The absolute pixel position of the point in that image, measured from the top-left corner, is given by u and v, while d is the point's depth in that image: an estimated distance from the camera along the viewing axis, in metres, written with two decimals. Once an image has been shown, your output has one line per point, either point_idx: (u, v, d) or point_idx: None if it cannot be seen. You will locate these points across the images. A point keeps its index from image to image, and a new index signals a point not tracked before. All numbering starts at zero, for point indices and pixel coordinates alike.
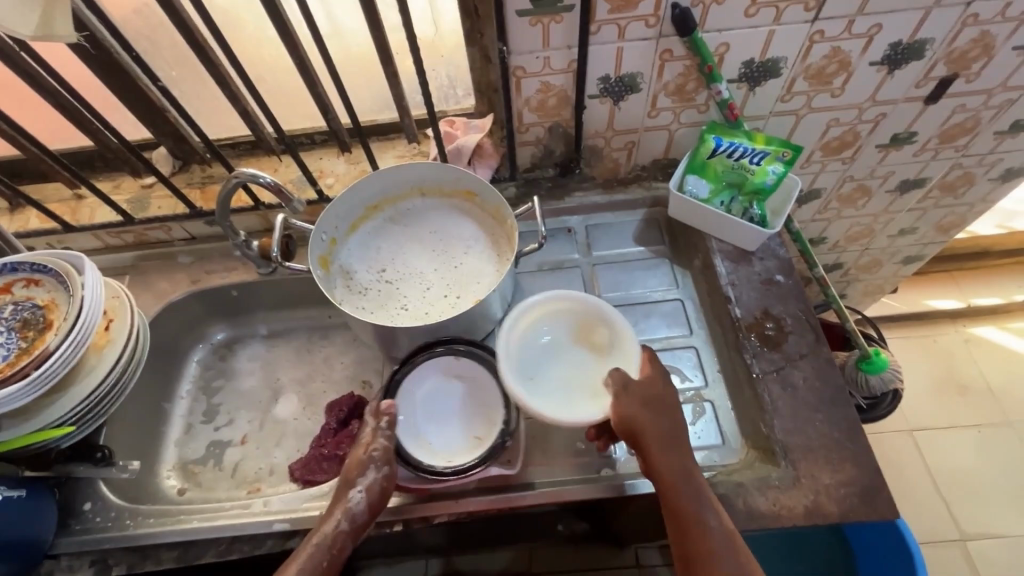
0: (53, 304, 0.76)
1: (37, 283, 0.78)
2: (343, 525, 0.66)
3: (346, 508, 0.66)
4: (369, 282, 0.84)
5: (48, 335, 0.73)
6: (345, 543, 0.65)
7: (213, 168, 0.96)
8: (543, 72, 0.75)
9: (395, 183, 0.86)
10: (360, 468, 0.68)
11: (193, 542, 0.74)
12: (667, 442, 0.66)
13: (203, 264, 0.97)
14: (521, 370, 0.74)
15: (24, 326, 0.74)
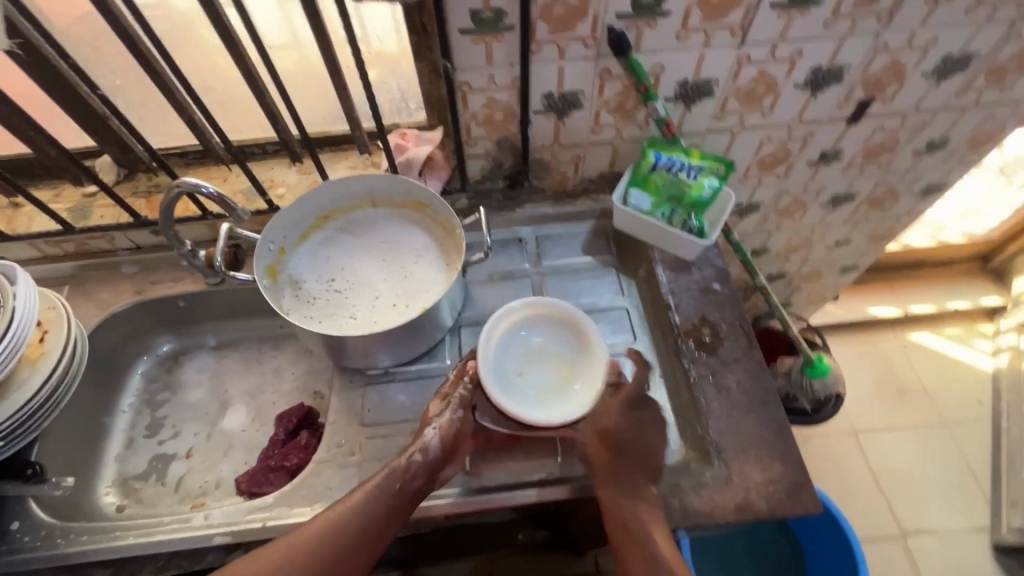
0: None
1: None
2: (417, 459, 0.70)
3: (422, 445, 0.71)
4: (317, 292, 0.84)
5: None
6: (417, 481, 0.70)
7: (159, 178, 0.95)
8: (489, 88, 0.78)
9: (346, 193, 0.87)
10: (437, 412, 0.75)
11: (128, 559, 0.72)
12: (624, 474, 0.72)
13: (148, 274, 0.95)
14: (500, 350, 0.79)
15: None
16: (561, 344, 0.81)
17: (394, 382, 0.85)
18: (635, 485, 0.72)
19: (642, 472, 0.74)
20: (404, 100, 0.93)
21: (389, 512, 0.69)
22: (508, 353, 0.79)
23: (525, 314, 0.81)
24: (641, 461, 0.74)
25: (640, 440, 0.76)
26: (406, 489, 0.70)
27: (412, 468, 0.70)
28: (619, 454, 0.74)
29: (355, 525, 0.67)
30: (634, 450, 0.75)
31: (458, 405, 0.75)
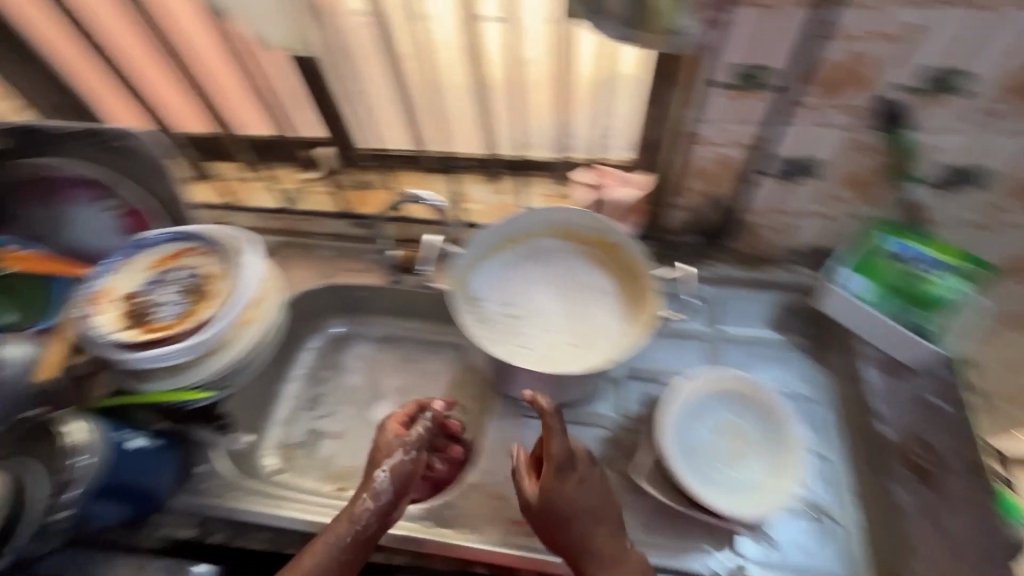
0: (216, 277, 0.82)
1: (206, 254, 0.85)
2: (369, 505, 0.67)
3: (368, 487, 0.69)
4: (493, 313, 0.83)
5: (209, 307, 0.79)
6: (372, 525, 0.67)
7: (367, 175, 1.00)
8: (722, 144, 0.73)
9: (538, 221, 0.87)
10: (389, 449, 0.73)
11: (284, 529, 0.77)
12: (584, 546, 0.63)
13: (339, 260, 1.02)
14: (686, 423, 0.75)
15: (188, 291, 0.81)
16: (750, 425, 0.75)
17: None
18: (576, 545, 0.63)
19: (586, 538, 0.63)
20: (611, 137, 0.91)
21: (335, 558, 0.65)
22: (692, 426, 0.75)
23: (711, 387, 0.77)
24: (587, 531, 0.63)
25: (580, 498, 0.64)
26: (368, 530, 0.67)
27: (362, 509, 0.67)
28: (574, 524, 0.63)
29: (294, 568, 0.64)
30: (578, 514, 0.64)
31: (416, 442, 0.74)
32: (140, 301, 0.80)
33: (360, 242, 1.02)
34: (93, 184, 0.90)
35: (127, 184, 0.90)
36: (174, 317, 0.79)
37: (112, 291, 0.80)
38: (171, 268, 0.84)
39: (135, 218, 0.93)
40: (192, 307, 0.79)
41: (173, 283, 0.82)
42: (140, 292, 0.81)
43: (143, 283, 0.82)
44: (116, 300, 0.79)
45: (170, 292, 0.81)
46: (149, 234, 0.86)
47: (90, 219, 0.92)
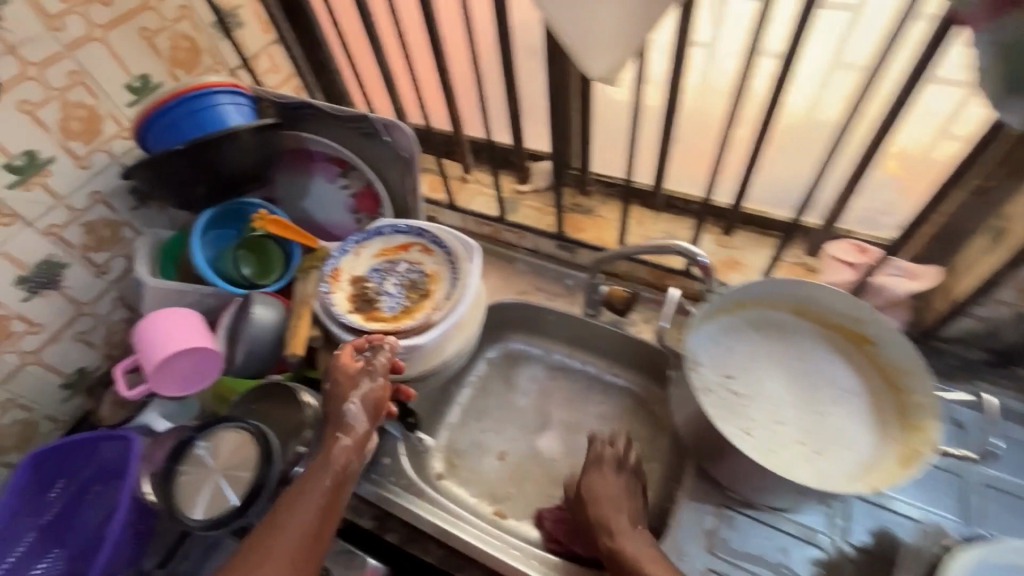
0: (436, 278, 0.83)
1: (430, 253, 0.86)
2: (346, 443, 0.65)
3: (341, 425, 0.66)
4: (713, 384, 0.74)
5: (427, 309, 0.80)
6: (351, 462, 0.65)
7: (583, 199, 0.99)
8: None
9: (783, 292, 0.77)
10: (353, 382, 0.68)
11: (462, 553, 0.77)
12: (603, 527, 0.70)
13: (536, 278, 1.01)
14: None
15: (410, 288, 0.83)
16: None
17: (755, 522, 0.72)
18: (630, 562, 0.66)
19: (611, 524, 0.71)
20: (883, 214, 0.80)
21: (321, 506, 0.62)
22: None
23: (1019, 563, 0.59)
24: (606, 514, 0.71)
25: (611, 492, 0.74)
26: (346, 468, 0.64)
27: (341, 449, 0.65)
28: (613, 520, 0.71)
29: (291, 513, 0.60)
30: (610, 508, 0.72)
31: (375, 372, 0.69)
32: (367, 288, 0.83)
33: (562, 264, 1.00)
34: (338, 162, 0.98)
35: (365, 168, 0.96)
36: (396, 311, 0.81)
37: (344, 272, 0.84)
38: (397, 260, 0.86)
39: (365, 198, 1.00)
40: (411, 306, 0.81)
41: (396, 275, 0.84)
42: (366, 279, 0.84)
43: (371, 270, 0.85)
44: (347, 282, 0.83)
45: (393, 284, 0.83)
46: (382, 222, 0.88)
47: (325, 191, 1.01)
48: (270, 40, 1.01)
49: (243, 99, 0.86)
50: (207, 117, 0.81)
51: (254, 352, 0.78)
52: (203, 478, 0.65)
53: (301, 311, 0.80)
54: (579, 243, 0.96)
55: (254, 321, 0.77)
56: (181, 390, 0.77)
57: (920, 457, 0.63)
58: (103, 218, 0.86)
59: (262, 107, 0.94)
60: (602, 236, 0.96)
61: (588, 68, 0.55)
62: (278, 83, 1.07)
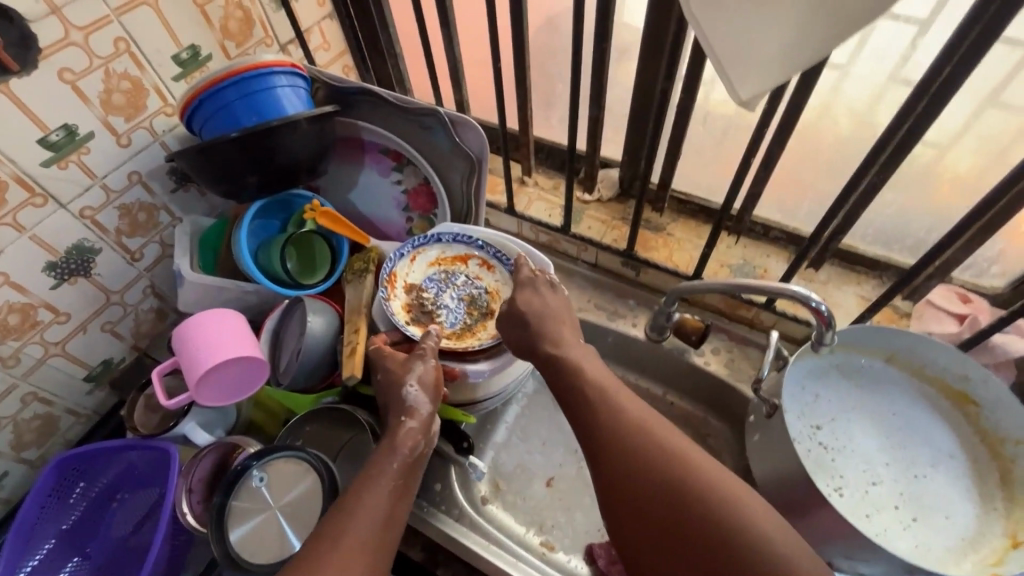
0: (497, 296, 0.78)
1: (490, 267, 0.79)
2: (410, 424, 0.58)
3: (403, 410, 0.60)
4: (800, 435, 0.69)
5: (489, 330, 0.76)
6: (420, 444, 0.58)
7: (653, 216, 0.92)
8: None
9: (881, 340, 0.71)
10: (405, 367, 0.63)
11: None
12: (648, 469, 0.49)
13: (595, 294, 0.94)
14: None
15: (470, 303, 0.78)
16: None
17: None
18: (575, 370, 0.59)
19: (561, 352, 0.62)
20: (988, 261, 0.75)
21: (392, 491, 0.53)
22: None
23: None
24: (612, 399, 0.55)
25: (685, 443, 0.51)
26: (415, 450, 0.57)
27: (406, 432, 0.58)
28: (588, 375, 0.58)
29: (362, 499, 0.51)
30: (682, 455, 0.50)
31: (426, 355, 0.64)
32: (424, 301, 0.77)
33: (623, 281, 0.94)
34: (393, 155, 0.91)
35: (423, 163, 0.89)
36: (457, 329, 0.76)
37: (400, 278, 0.78)
38: (455, 271, 0.79)
39: (420, 196, 0.93)
40: (473, 324, 0.76)
41: (453, 289, 0.79)
42: (423, 288, 0.78)
43: (427, 279, 0.79)
44: (402, 290, 0.77)
45: (452, 298, 0.78)
46: (438, 227, 0.79)
47: (376, 185, 0.94)
48: (325, 14, 0.92)
49: (301, 80, 0.78)
50: (262, 101, 0.73)
51: (305, 367, 0.71)
52: (261, 514, 0.59)
53: (357, 321, 0.72)
54: (647, 263, 0.88)
55: (307, 333, 0.70)
56: (223, 399, 0.70)
57: None
58: (140, 201, 0.78)
59: (314, 89, 0.88)
60: (672, 257, 0.89)
61: (732, 92, 0.50)
62: (327, 60, 0.98)
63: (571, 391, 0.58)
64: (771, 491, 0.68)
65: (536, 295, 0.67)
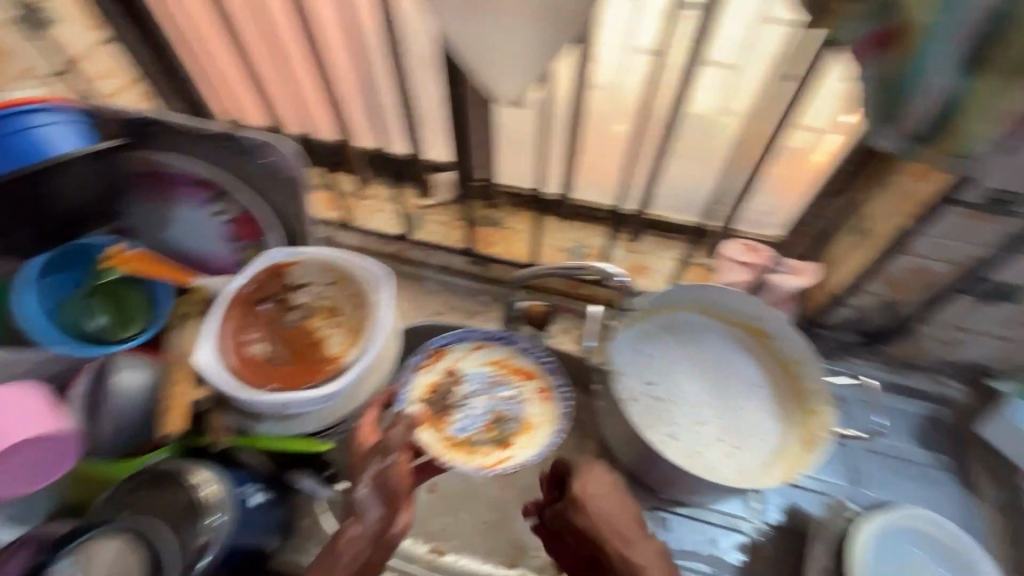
0: (531, 429, 0.76)
1: (536, 384, 0.79)
2: (353, 528, 0.58)
3: (353, 507, 0.60)
4: (638, 392, 0.77)
5: (490, 456, 0.74)
6: (363, 553, 0.57)
7: (492, 212, 0.95)
8: (930, 256, 0.68)
9: (693, 296, 0.80)
10: (364, 464, 0.63)
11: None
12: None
13: (450, 296, 0.95)
14: None
15: (494, 422, 0.76)
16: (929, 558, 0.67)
17: (687, 520, 0.76)
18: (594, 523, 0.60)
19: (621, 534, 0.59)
20: (767, 215, 0.85)
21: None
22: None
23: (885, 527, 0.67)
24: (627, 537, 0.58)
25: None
26: (359, 557, 0.57)
27: (347, 539, 0.57)
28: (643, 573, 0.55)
29: None
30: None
31: (388, 449, 0.63)
32: (455, 388, 0.79)
33: (474, 280, 0.95)
34: (206, 185, 0.82)
35: (242, 189, 0.82)
36: (468, 433, 0.75)
37: (450, 357, 0.81)
38: (509, 381, 0.80)
39: (245, 223, 0.84)
40: (479, 440, 0.75)
41: (491, 397, 0.78)
42: (464, 380, 0.80)
43: (474, 375, 0.80)
44: (443, 370, 0.80)
45: (482, 405, 0.77)
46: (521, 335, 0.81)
47: (191, 220, 0.85)
48: (100, 38, 0.82)
49: (72, 114, 0.73)
50: (24, 139, 0.70)
51: (122, 429, 0.65)
52: None
53: (178, 375, 0.66)
54: (491, 258, 0.94)
55: (116, 391, 0.64)
56: (26, 486, 0.61)
57: (817, 440, 0.71)
58: None
59: (96, 120, 0.78)
60: (512, 249, 0.95)
61: (497, 92, 0.53)
62: (115, 89, 0.87)
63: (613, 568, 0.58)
64: (623, 448, 0.74)
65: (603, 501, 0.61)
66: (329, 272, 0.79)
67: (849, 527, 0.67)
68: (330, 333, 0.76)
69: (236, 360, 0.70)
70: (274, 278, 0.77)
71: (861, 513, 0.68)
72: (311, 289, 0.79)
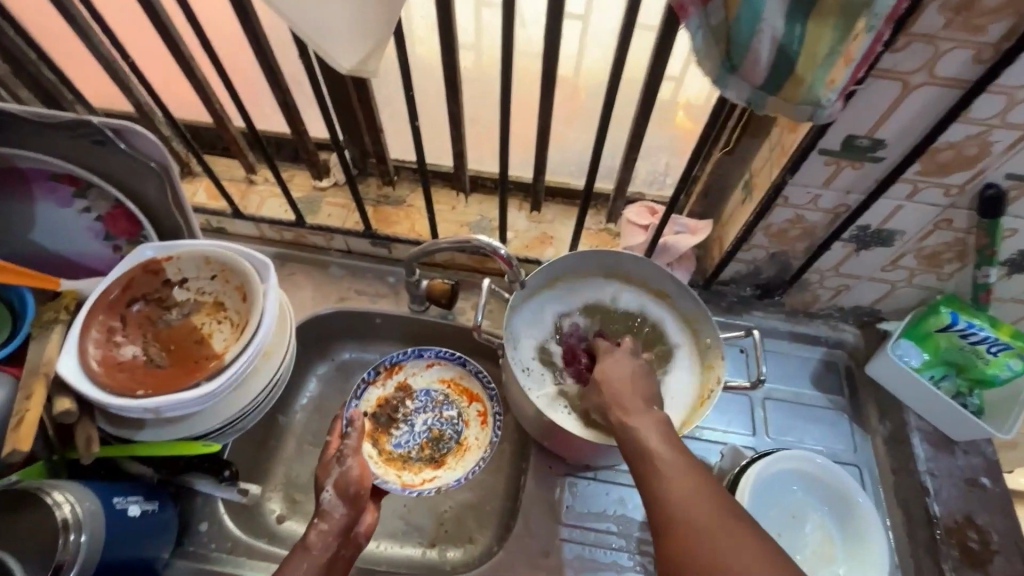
0: (464, 451, 0.81)
1: (474, 408, 0.84)
2: (320, 525, 0.63)
3: (318, 512, 0.65)
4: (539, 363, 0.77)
5: (418, 474, 0.80)
6: (330, 547, 0.62)
7: (392, 190, 0.92)
8: (804, 206, 0.69)
9: (590, 264, 0.80)
10: (326, 471, 0.68)
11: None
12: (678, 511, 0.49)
13: (354, 280, 0.91)
14: (778, 524, 0.68)
15: (431, 441, 0.82)
16: (814, 497, 0.70)
17: (594, 482, 0.77)
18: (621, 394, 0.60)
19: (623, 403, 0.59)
20: (664, 174, 0.91)
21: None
22: (782, 519, 0.68)
23: (774, 471, 0.69)
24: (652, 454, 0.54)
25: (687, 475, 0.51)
26: (328, 552, 0.62)
27: (317, 534, 0.63)
28: (657, 453, 0.53)
29: None
30: (697, 509, 0.48)
31: (348, 454, 0.68)
32: (403, 404, 0.84)
33: (381, 261, 0.92)
34: (68, 180, 0.76)
35: (107, 186, 0.76)
36: (406, 449, 0.82)
37: (402, 373, 0.85)
38: (453, 403, 0.85)
39: (119, 219, 0.80)
40: (413, 456, 0.81)
41: (432, 416, 0.84)
42: (414, 395, 0.85)
43: (425, 392, 0.85)
44: (396, 385, 0.85)
45: (423, 424, 0.83)
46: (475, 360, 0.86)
47: (59, 217, 0.79)
48: None
49: None
50: None
51: None
52: None
53: (31, 385, 0.60)
54: (392, 238, 0.89)
55: None
56: None
57: (711, 395, 0.71)
58: None
59: None
60: (415, 227, 0.90)
61: (335, 62, 0.50)
62: None
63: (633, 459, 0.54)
64: (526, 417, 0.74)
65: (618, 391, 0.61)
66: (209, 266, 0.74)
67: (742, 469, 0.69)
68: (215, 330, 0.72)
69: (105, 366, 0.65)
70: (148, 276, 0.72)
71: (753, 456, 0.71)
72: (192, 285, 0.74)
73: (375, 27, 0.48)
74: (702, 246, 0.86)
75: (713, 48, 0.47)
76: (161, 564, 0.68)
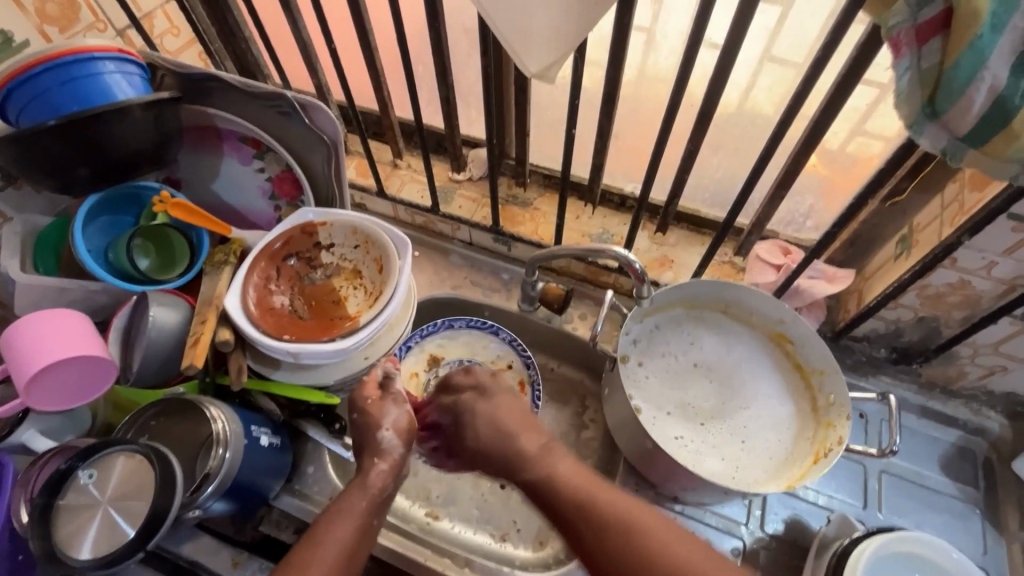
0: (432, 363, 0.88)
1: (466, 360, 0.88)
2: (382, 466, 0.63)
3: (375, 450, 0.64)
4: (646, 380, 0.77)
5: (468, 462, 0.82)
6: (388, 486, 0.63)
7: (520, 192, 0.95)
8: (973, 272, 0.64)
9: (714, 293, 0.78)
10: (381, 410, 0.67)
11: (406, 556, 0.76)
12: (604, 537, 0.56)
13: (470, 271, 0.96)
14: None
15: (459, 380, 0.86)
16: None
17: (680, 517, 0.74)
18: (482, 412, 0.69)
19: (521, 453, 0.64)
20: (804, 216, 0.86)
21: (356, 527, 0.58)
22: None
23: (887, 551, 0.63)
24: (520, 443, 0.65)
25: (608, 498, 0.58)
26: (383, 492, 0.62)
27: (376, 473, 0.63)
28: (567, 480, 0.60)
29: (328, 531, 0.57)
30: (634, 518, 0.56)
31: (399, 399, 0.68)
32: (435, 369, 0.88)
33: (496, 256, 0.96)
34: (252, 142, 0.86)
35: (281, 150, 0.85)
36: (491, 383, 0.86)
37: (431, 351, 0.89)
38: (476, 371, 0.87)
39: (284, 182, 0.89)
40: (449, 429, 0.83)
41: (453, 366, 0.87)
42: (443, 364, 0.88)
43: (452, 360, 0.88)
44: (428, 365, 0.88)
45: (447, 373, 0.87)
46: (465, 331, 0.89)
47: (237, 174, 0.89)
48: None
49: (133, 67, 0.72)
50: (87, 87, 0.67)
51: (150, 363, 0.70)
52: (93, 515, 0.58)
53: (205, 313, 0.70)
54: (515, 238, 0.92)
55: (152, 324, 0.68)
56: (65, 404, 0.67)
57: (829, 453, 0.68)
58: None
59: (158, 76, 0.81)
60: (538, 230, 0.93)
61: (524, 65, 0.53)
62: (178, 47, 0.95)
63: (557, 505, 0.59)
64: (624, 434, 0.73)
65: (486, 414, 0.69)
66: (355, 235, 0.80)
67: (852, 543, 0.64)
68: (350, 294, 0.79)
69: (259, 309, 0.74)
70: (304, 236, 0.79)
71: (867, 530, 0.65)
72: (337, 251, 0.81)
73: (570, 30, 0.49)
74: (835, 295, 0.82)
75: (917, 91, 0.45)
76: (272, 495, 0.74)
